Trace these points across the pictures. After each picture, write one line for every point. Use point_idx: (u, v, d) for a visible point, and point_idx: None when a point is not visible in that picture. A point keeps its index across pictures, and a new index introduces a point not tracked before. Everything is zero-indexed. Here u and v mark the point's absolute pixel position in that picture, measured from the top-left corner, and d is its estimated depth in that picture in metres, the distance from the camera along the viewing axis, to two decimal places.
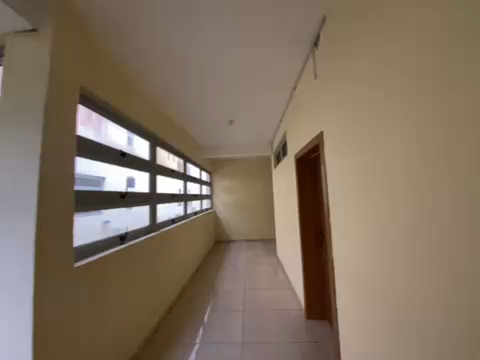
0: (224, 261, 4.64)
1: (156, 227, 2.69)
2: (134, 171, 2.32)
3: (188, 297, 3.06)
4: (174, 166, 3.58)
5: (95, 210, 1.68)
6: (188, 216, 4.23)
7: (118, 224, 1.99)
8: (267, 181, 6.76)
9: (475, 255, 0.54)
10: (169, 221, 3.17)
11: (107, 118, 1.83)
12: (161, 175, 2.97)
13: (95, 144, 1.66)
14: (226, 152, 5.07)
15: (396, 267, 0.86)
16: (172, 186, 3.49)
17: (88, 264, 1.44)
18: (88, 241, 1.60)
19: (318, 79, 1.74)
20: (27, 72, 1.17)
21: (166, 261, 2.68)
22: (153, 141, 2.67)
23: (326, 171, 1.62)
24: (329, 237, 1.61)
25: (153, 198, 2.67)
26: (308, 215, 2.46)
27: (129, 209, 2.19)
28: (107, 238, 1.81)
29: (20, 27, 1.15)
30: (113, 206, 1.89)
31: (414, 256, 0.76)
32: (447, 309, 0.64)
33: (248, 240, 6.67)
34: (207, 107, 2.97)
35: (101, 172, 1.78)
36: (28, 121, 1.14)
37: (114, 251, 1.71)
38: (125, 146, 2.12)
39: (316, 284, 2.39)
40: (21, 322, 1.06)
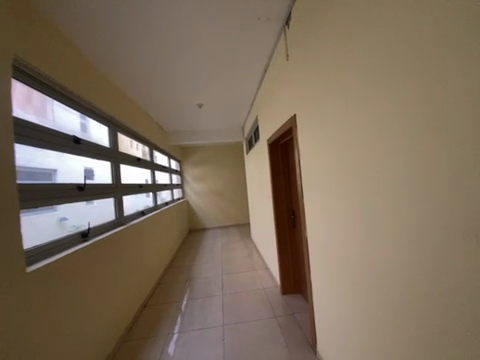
0: (200, 249, 4.61)
1: (124, 221, 2.49)
2: (92, 160, 2.05)
3: (163, 288, 2.97)
4: (140, 154, 3.30)
5: (47, 206, 1.44)
6: (158, 206, 4.02)
7: (76, 222, 1.76)
8: (239, 167, 6.77)
9: (447, 224, 0.60)
10: (138, 214, 2.96)
11: (55, 98, 1.54)
12: (125, 164, 2.71)
13: (39, 130, 1.39)
14: (196, 138, 4.86)
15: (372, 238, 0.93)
16: (139, 175, 3.23)
17: (45, 266, 1.24)
18: (42, 242, 1.38)
19: (290, 60, 1.73)
20: None
21: (138, 255, 2.53)
22: (112, 126, 2.38)
23: (300, 154, 1.65)
24: (303, 217, 1.69)
25: (118, 189, 2.43)
26: (282, 198, 2.54)
27: (88, 203, 1.95)
28: (66, 237, 1.58)
29: None
30: (70, 201, 1.65)
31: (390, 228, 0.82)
32: (417, 272, 0.72)
33: (222, 226, 6.73)
34: (174, 88, 2.74)
35: (49, 163, 1.50)
36: None
37: (76, 250, 1.52)
38: (78, 131, 1.83)
39: (290, 262, 2.54)
40: None
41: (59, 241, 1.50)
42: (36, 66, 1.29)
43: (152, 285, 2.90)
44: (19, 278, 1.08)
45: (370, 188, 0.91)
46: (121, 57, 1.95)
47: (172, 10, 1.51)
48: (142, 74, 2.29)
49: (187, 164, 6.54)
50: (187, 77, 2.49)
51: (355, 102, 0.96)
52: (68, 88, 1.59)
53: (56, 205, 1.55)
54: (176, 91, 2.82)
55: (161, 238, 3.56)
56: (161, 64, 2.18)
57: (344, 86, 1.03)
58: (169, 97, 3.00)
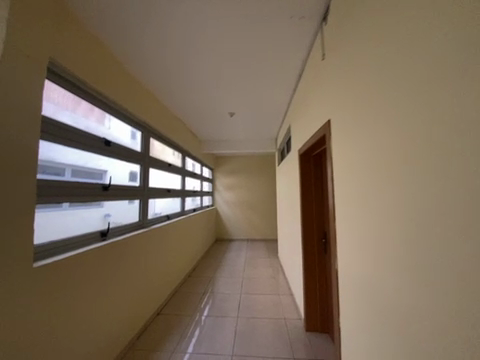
0: (223, 261, 4.46)
1: (147, 223, 2.52)
2: (121, 162, 2.13)
3: (180, 297, 2.89)
4: (171, 160, 3.41)
5: (70, 202, 1.49)
6: (186, 212, 4.06)
7: (117, 219, 2.06)
8: (271, 179, 6.53)
9: None
10: (163, 218, 3.00)
11: (91, 102, 1.67)
12: (155, 168, 2.80)
13: (72, 131, 1.49)
14: (229, 147, 4.86)
15: (437, 294, 0.60)
16: (168, 180, 3.32)
17: (54, 262, 1.24)
18: (60, 236, 1.42)
19: (326, 59, 1.49)
20: None
21: (156, 260, 2.50)
22: (145, 131, 2.49)
23: (333, 166, 1.38)
24: (333, 243, 1.38)
25: (144, 192, 2.49)
26: (311, 216, 2.23)
27: (114, 202, 2.01)
28: (84, 234, 1.62)
29: None
30: (93, 199, 1.70)
31: (469, 286, 0.51)
32: None
33: (249, 239, 6.48)
34: (205, 95, 2.75)
35: (101, 164, 1.83)
36: None
37: (90, 249, 1.53)
38: (109, 134, 1.93)
39: (318, 293, 2.16)
40: None
41: (78, 237, 1.54)
42: (68, 71, 1.38)
43: (168, 291, 2.84)
44: (24, 272, 1.07)
45: (435, 214, 0.60)
46: (154, 62, 2.01)
47: (197, 13, 1.46)
48: (175, 80, 2.35)
49: (220, 172, 6.60)
50: (217, 84, 2.46)
51: (415, 90, 0.67)
52: (102, 94, 1.71)
53: (90, 203, 1.71)
54: (208, 98, 2.82)
55: (184, 245, 3.53)
56: (192, 71, 2.19)
57: (397, 72, 0.75)
58: (202, 105, 3.02)
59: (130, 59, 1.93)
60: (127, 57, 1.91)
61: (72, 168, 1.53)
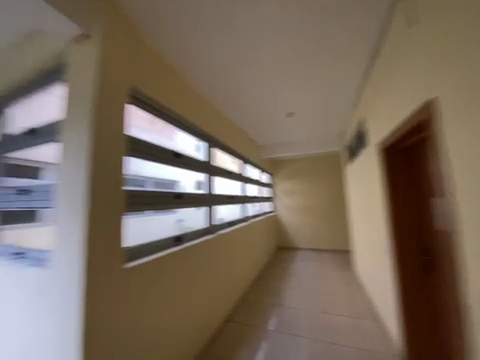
0: (288, 271, 4.19)
1: (213, 230, 2.61)
2: (189, 171, 2.29)
3: (247, 306, 2.84)
4: (232, 167, 3.49)
5: (151, 210, 1.68)
6: (248, 219, 4.06)
7: (189, 224, 2.23)
8: (337, 182, 5.85)
9: None
10: (227, 224, 3.07)
11: (164, 120, 1.87)
12: (218, 176, 2.90)
13: (150, 146, 1.69)
14: (288, 151, 4.63)
15: None
16: (230, 187, 3.40)
17: (137, 265, 1.38)
18: (143, 240, 1.60)
19: (420, 22, 1.16)
20: (82, 73, 1.22)
21: (223, 266, 2.54)
22: (208, 141, 2.62)
23: (443, 159, 1.03)
24: (454, 266, 1.00)
25: (210, 199, 2.61)
26: (404, 226, 1.77)
27: (184, 209, 2.17)
28: (162, 238, 1.79)
29: (70, 32, 1.20)
30: (169, 207, 1.87)
31: None
32: None
33: (315, 249, 5.92)
34: (262, 99, 2.68)
35: (173, 176, 2.04)
36: (80, 121, 1.18)
37: (167, 253, 1.65)
38: (178, 147, 2.12)
39: (422, 325, 1.65)
40: (69, 316, 1.08)
41: (157, 241, 1.71)
42: (146, 96, 1.58)
43: (235, 299, 2.83)
44: (114, 273, 1.22)
45: None
46: (213, 74, 2.09)
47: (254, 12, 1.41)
48: (231, 88, 2.38)
49: (279, 177, 6.37)
50: (274, 84, 2.34)
51: None
52: (172, 111, 1.89)
53: (165, 210, 1.89)
54: (264, 101, 2.74)
55: (247, 252, 3.50)
56: (249, 76, 2.16)
57: None
58: (258, 109, 2.97)
59: (193, 75, 2.08)
60: (190, 74, 2.06)
61: (153, 181, 1.78)
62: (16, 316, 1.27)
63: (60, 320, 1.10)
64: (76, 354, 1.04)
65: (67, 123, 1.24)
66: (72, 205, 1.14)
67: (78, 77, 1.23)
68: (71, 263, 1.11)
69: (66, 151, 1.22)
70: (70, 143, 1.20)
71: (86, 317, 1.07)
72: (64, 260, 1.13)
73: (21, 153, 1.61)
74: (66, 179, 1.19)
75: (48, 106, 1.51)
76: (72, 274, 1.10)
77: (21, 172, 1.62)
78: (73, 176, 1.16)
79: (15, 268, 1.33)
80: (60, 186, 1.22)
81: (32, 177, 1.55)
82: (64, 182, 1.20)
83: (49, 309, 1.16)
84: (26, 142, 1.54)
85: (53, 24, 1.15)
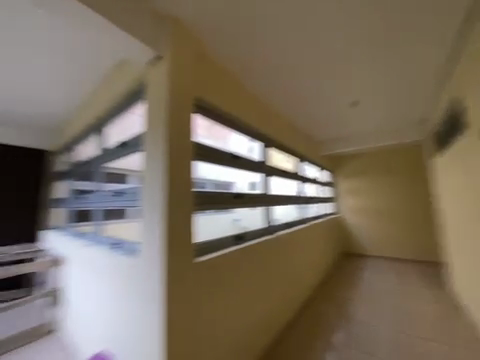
0: (357, 280, 3.73)
1: (272, 230, 2.59)
2: (247, 172, 2.35)
3: (309, 314, 2.68)
4: (289, 167, 3.37)
5: (215, 210, 1.80)
6: (307, 220, 3.84)
7: (246, 224, 2.27)
8: (418, 180, 4.90)
9: None
10: (285, 225, 2.98)
11: (223, 125, 1.97)
12: (274, 177, 2.85)
13: (213, 150, 1.83)
14: (353, 145, 4.14)
15: None
16: (288, 187, 3.29)
17: (205, 261, 1.49)
18: (209, 238, 1.73)
19: None
20: (157, 90, 1.42)
21: (283, 270, 2.46)
22: (264, 142, 2.62)
23: None
24: None
25: (268, 199, 2.60)
26: None
27: (243, 209, 2.24)
28: (225, 236, 1.89)
29: (148, 57, 1.42)
30: (230, 207, 1.96)
31: None
32: None
33: (391, 257, 5.07)
34: (320, 91, 2.47)
35: (232, 178, 2.14)
36: (158, 132, 1.37)
37: (230, 250, 1.72)
38: (237, 149, 2.20)
39: None
40: (154, 300, 1.26)
41: (219, 239, 1.80)
42: (206, 104, 1.70)
43: (296, 305, 2.71)
44: (187, 267, 1.35)
45: None
46: (268, 74, 2.06)
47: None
48: (287, 85, 2.29)
49: (341, 175, 5.76)
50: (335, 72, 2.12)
51: None
52: (231, 115, 1.97)
53: (227, 210, 1.99)
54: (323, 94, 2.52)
55: (308, 256, 3.29)
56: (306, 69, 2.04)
57: None
58: (317, 103, 2.75)
59: (249, 78, 2.10)
60: (246, 77, 2.09)
61: (213, 184, 1.88)
62: (117, 294, 1.56)
63: (147, 303, 1.30)
64: (161, 334, 1.21)
65: (148, 135, 1.47)
66: (154, 205, 1.33)
67: (155, 94, 1.44)
68: (154, 256, 1.28)
69: (148, 158, 1.44)
70: (151, 152, 1.41)
71: (167, 305, 1.23)
72: (148, 253, 1.33)
73: (116, 162, 1.99)
74: (149, 183, 1.40)
75: (134, 122, 1.82)
76: (155, 265, 1.27)
77: (117, 177, 2.01)
78: (154, 180, 1.36)
79: (114, 255, 1.64)
80: (144, 188, 1.44)
81: (124, 181, 1.89)
82: (147, 186, 1.42)
83: (139, 293, 1.38)
84: (119, 153, 1.89)
85: (135, 53, 1.38)
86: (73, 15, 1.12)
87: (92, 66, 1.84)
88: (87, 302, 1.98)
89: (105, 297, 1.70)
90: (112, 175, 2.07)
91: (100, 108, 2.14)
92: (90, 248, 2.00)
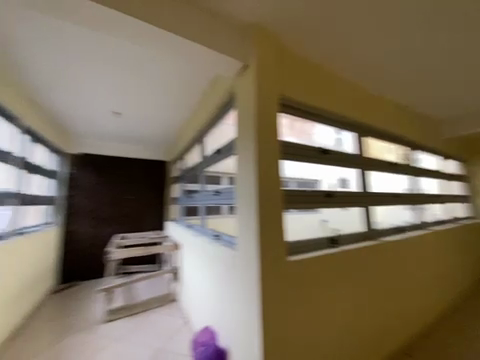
0: None
1: (373, 235, 2.20)
2: (338, 168, 2.11)
3: (433, 347, 2.08)
4: (395, 158, 2.74)
5: (304, 209, 1.75)
6: (426, 225, 2.98)
7: (338, 226, 2.03)
8: None
9: None
10: (392, 230, 2.45)
11: (309, 119, 1.88)
12: (373, 172, 2.41)
13: (299, 147, 1.79)
14: None
15: None
16: (394, 183, 2.68)
17: (298, 261, 1.48)
18: (298, 238, 1.71)
19: None
20: (246, 97, 1.54)
21: (390, 283, 2.05)
22: (360, 132, 2.26)
23: None
24: None
25: (367, 198, 2.23)
26: None
27: (336, 209, 2.03)
28: (316, 238, 1.80)
29: (237, 68, 1.57)
30: (320, 206, 1.84)
31: None
32: None
33: None
34: (447, 57, 1.83)
35: (318, 175, 1.96)
36: (248, 136, 1.48)
37: (321, 253, 1.63)
38: (325, 143, 2.03)
39: None
40: (250, 292, 1.36)
41: (305, 241, 1.72)
42: (289, 102, 1.70)
43: (410, 330, 2.17)
44: (280, 265, 1.39)
45: None
46: (364, 53, 1.74)
47: None
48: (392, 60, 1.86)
49: None
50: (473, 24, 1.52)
51: None
52: (318, 108, 1.84)
53: (317, 209, 1.88)
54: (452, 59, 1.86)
55: (428, 272, 2.55)
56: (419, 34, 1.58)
57: None
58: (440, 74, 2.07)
59: (339, 64, 1.86)
60: (336, 64, 1.86)
61: (296, 182, 1.79)
62: (219, 278, 1.83)
63: (244, 293, 1.43)
64: (257, 324, 1.29)
65: (239, 139, 1.61)
66: (248, 204, 1.44)
67: (243, 101, 1.57)
68: (250, 251, 1.38)
69: (239, 161, 1.58)
70: (242, 154, 1.55)
71: (263, 300, 1.29)
72: (244, 247, 1.45)
73: (214, 166, 2.33)
74: (241, 183, 1.53)
75: (228, 129, 2.06)
76: (250, 259, 1.37)
77: (216, 178, 2.34)
78: (246, 180, 1.47)
79: (217, 245, 1.93)
80: (237, 188, 1.60)
81: (221, 182, 2.18)
82: (240, 186, 1.56)
83: (236, 282, 1.54)
84: (216, 158, 2.19)
85: (226, 67, 1.57)
86: (183, 50, 1.40)
87: (196, 85, 2.25)
88: (197, 281, 2.45)
89: (210, 279, 2.02)
90: (212, 177, 2.44)
91: (201, 122, 2.57)
92: (198, 238, 2.46)
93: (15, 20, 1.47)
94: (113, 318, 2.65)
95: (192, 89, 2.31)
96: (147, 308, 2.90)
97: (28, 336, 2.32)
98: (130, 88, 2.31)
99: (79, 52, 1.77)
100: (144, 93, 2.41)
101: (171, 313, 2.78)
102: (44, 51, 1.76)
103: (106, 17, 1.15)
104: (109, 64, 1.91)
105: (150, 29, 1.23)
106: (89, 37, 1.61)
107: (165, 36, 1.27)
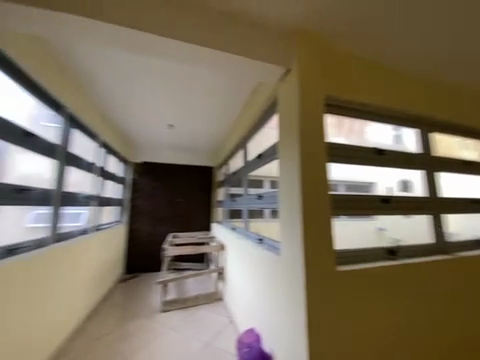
0: None
1: (444, 248, 1.86)
2: (397, 170, 1.88)
3: None
4: (475, 156, 2.25)
5: (355, 215, 1.62)
6: None
7: (398, 235, 1.78)
8: None
9: None
10: (472, 243, 2.02)
11: (359, 118, 1.74)
12: (444, 173, 2.04)
13: (348, 148, 1.68)
14: None
15: None
16: (475, 187, 2.21)
17: (347, 271, 1.38)
18: (349, 246, 1.59)
19: None
20: (288, 101, 1.53)
21: (470, 309, 1.69)
22: (424, 127, 1.95)
23: None
24: None
25: (435, 205, 1.90)
26: None
27: (396, 216, 1.80)
28: (369, 247, 1.64)
29: (279, 73, 1.58)
30: (374, 213, 1.68)
31: None
32: None
33: None
34: None
35: (372, 177, 1.78)
36: (291, 141, 1.47)
37: (375, 265, 1.48)
38: (380, 143, 1.83)
39: None
40: (295, 300, 1.33)
41: (356, 250, 1.59)
42: (335, 101, 1.61)
43: None
44: (328, 274, 1.32)
45: None
46: (429, 38, 1.51)
47: None
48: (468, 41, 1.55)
49: None
50: None
51: None
52: (369, 105, 1.69)
53: (370, 216, 1.71)
54: None
55: None
56: None
57: None
58: None
59: (396, 54, 1.66)
60: (392, 55, 1.66)
61: (345, 184, 1.67)
62: (262, 282, 1.85)
63: (288, 301, 1.40)
64: (303, 336, 1.24)
65: (282, 143, 1.61)
66: (291, 208, 1.42)
67: (286, 105, 1.57)
68: (294, 257, 1.35)
69: (283, 164, 1.57)
70: (285, 159, 1.54)
71: (309, 309, 1.24)
72: (288, 252, 1.43)
73: (257, 170, 2.37)
74: (285, 187, 1.52)
75: (270, 133, 2.07)
76: (295, 266, 1.34)
77: (259, 182, 2.37)
78: (290, 185, 1.45)
79: (260, 248, 1.96)
80: (281, 192, 1.59)
81: (264, 186, 2.21)
82: (283, 189, 1.55)
83: (280, 288, 1.52)
84: (259, 162, 2.23)
85: (269, 74, 1.60)
86: (227, 64, 1.51)
87: (239, 93, 2.35)
88: (240, 283, 2.52)
89: (254, 282, 2.06)
90: (254, 181, 2.48)
91: (244, 128, 2.66)
92: (242, 240, 2.54)
93: (98, 58, 1.84)
94: (168, 309, 2.96)
95: (235, 97, 2.43)
96: (196, 304, 3.13)
97: (104, 316, 2.80)
98: (181, 102, 2.58)
99: (142, 77, 2.09)
100: (193, 106, 2.66)
101: (217, 311, 2.93)
102: (117, 80, 2.14)
103: (162, 45, 1.34)
104: (165, 83, 2.19)
105: (200, 51, 1.38)
106: (150, 63, 1.90)
107: (212, 53, 1.40)
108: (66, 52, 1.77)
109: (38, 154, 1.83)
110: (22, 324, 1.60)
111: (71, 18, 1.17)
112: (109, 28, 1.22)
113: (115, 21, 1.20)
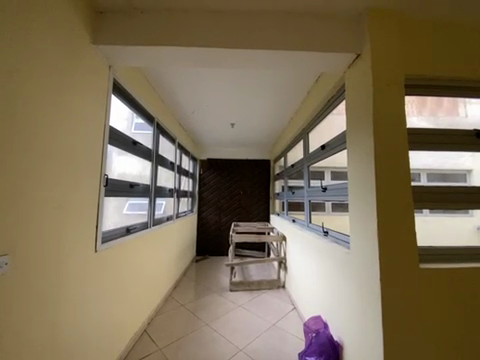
0: None
1: None
2: None
3: None
4: None
5: (443, 208, 1.44)
6: None
7: None
8: None
9: None
10: None
11: (451, 95, 1.49)
12: None
13: (436, 132, 1.47)
14: None
15: None
16: None
17: (433, 270, 1.27)
18: (435, 242, 1.44)
19: None
20: (359, 88, 1.46)
21: None
22: None
23: None
24: None
25: None
26: None
27: None
28: (462, 246, 1.43)
29: (348, 60, 1.52)
30: (469, 207, 1.45)
31: None
32: None
33: None
34: None
35: (467, 165, 1.52)
36: (362, 131, 1.42)
37: (469, 266, 1.31)
38: None
39: None
40: (368, 293, 1.32)
41: (446, 248, 1.41)
42: (417, 83, 1.44)
43: None
44: (408, 270, 1.25)
45: None
46: None
47: None
48: None
49: None
50: None
51: None
52: (465, 79, 1.43)
53: (465, 210, 1.48)
54: None
55: None
56: None
57: None
58: None
59: None
60: None
61: (431, 174, 1.49)
62: (329, 274, 1.88)
63: (361, 293, 1.40)
64: (379, 330, 1.23)
65: (352, 134, 1.55)
66: (364, 200, 1.38)
67: (356, 93, 1.50)
68: (368, 251, 1.33)
69: (354, 156, 1.52)
70: (357, 150, 1.48)
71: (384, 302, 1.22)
72: (359, 244, 1.42)
73: (320, 162, 2.34)
74: (357, 180, 1.47)
75: (336, 123, 2.01)
76: (369, 261, 1.32)
77: (321, 174, 2.34)
78: (362, 177, 1.41)
79: (326, 241, 1.97)
80: (351, 185, 1.55)
81: (327, 178, 2.18)
82: (353, 182, 1.52)
83: (351, 282, 1.51)
84: (322, 154, 2.20)
85: (336, 63, 1.56)
86: (292, 61, 1.57)
87: (299, 86, 2.36)
88: (303, 274, 2.59)
89: (319, 273, 2.10)
90: (317, 173, 2.46)
91: (304, 121, 2.65)
92: (304, 233, 2.58)
93: (179, 75, 2.22)
94: (235, 289, 3.32)
95: (295, 91, 2.45)
96: (259, 288, 3.39)
97: (185, 288, 3.40)
98: (243, 102, 2.78)
99: (210, 84, 2.38)
100: (253, 104, 2.83)
101: (280, 298, 3.10)
102: (191, 90, 2.51)
103: (234, 55, 1.53)
104: (229, 87, 2.42)
105: (267, 54, 1.50)
106: (218, 72, 2.15)
107: (277, 54, 1.50)
108: (156, 73, 2.20)
109: (139, 158, 2.35)
110: (136, 284, 2.18)
111: (167, 50, 1.50)
112: (193, 51, 1.50)
113: (198, 44, 1.46)
